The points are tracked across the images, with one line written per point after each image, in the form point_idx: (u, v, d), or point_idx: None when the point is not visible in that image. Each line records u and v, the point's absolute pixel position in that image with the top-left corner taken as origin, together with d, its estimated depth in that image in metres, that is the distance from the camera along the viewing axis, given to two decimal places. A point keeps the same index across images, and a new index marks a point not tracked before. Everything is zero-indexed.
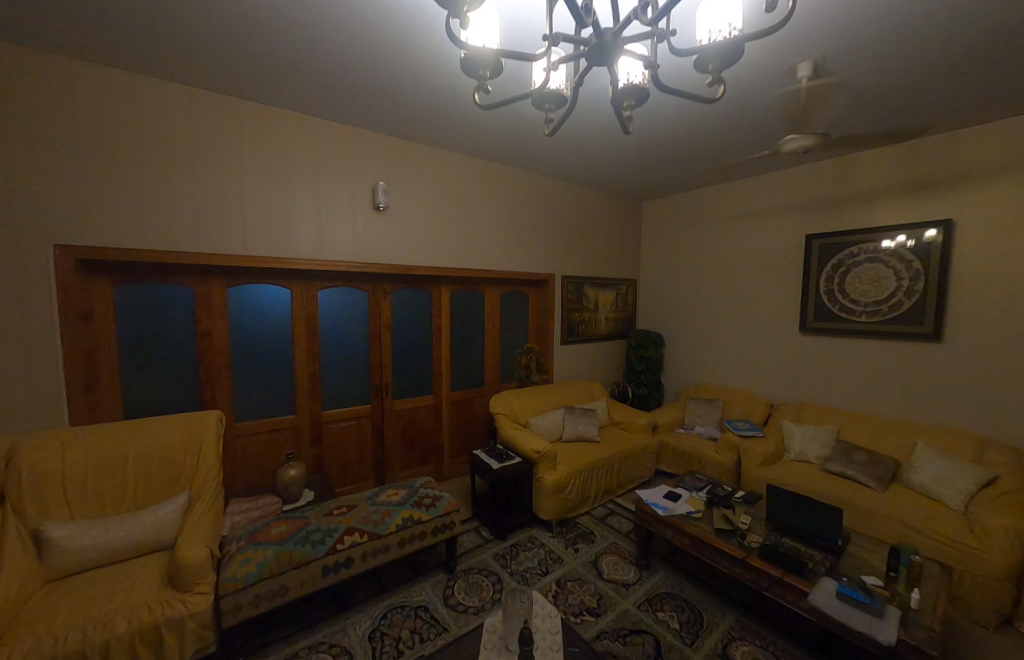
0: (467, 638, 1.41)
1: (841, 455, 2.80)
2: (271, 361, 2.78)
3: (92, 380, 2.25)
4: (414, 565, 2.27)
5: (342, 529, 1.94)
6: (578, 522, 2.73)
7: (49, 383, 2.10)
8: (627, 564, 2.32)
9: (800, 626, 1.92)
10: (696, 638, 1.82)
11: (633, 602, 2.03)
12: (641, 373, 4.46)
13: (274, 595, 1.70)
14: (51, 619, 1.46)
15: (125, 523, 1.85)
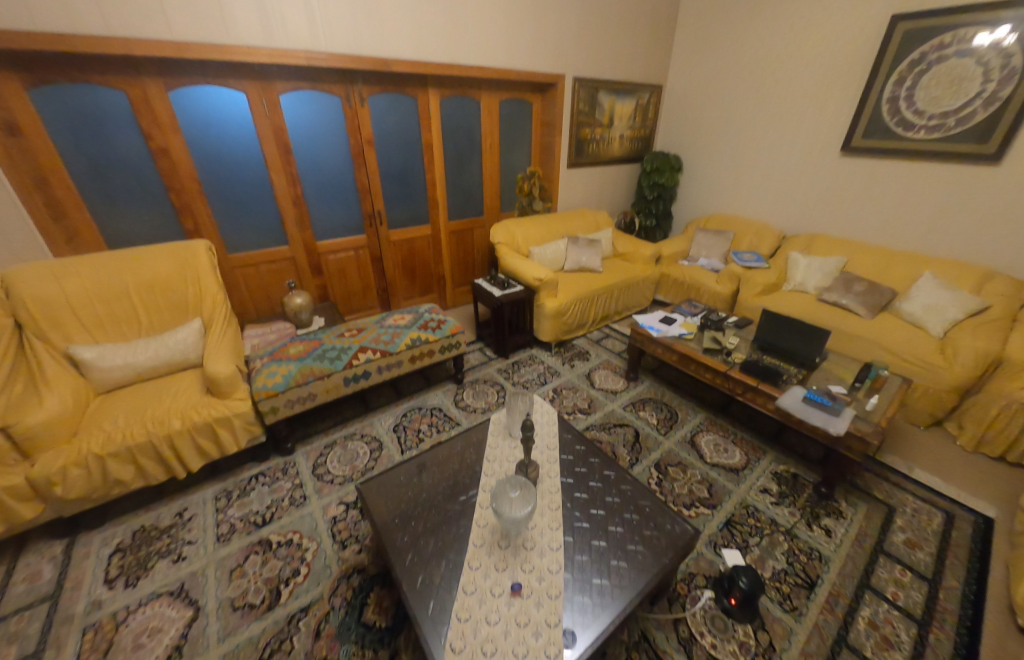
0: (476, 429, 1.66)
1: (841, 286, 2.81)
2: (248, 187, 2.51)
3: (57, 207, 2.05)
4: (428, 377, 2.54)
5: (356, 348, 2.07)
6: (576, 343, 2.94)
7: (9, 210, 1.91)
8: (617, 376, 2.59)
9: (758, 421, 2.26)
10: (670, 429, 2.16)
11: (619, 404, 2.34)
12: (651, 203, 4.16)
13: (305, 399, 1.93)
14: (116, 421, 1.69)
15: (151, 347, 1.96)
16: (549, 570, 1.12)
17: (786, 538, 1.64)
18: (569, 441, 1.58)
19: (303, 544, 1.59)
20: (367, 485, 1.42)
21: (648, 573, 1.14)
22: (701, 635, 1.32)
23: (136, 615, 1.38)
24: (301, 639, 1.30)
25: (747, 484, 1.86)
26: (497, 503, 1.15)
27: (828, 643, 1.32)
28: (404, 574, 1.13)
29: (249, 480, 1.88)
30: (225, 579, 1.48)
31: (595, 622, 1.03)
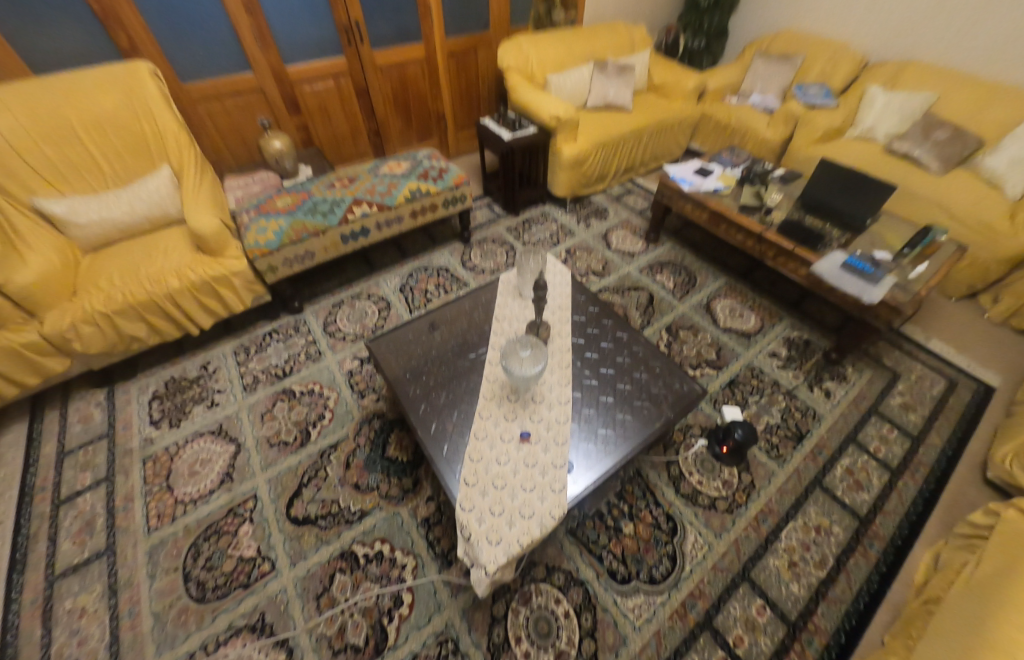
0: (485, 289, 1.57)
1: (918, 133, 2.33)
2: None
3: None
4: (432, 237, 2.37)
5: (349, 200, 1.85)
6: (593, 200, 2.64)
7: None
8: (636, 238, 2.39)
9: (781, 287, 2.15)
10: (686, 294, 2.07)
11: (636, 266, 2.20)
12: (704, 16, 3.24)
13: (304, 258, 1.81)
14: (111, 280, 1.62)
15: (124, 200, 1.77)
16: (557, 421, 1.16)
17: (785, 397, 1.70)
18: (582, 302, 1.51)
19: (324, 393, 1.69)
20: (376, 341, 1.41)
21: (653, 425, 1.18)
22: (690, 474, 1.47)
23: (186, 449, 1.56)
24: (333, 468, 1.47)
25: (757, 348, 1.86)
26: (509, 370, 1.12)
27: (803, 483, 1.46)
28: (418, 422, 1.19)
29: (264, 336, 1.91)
30: (258, 421, 1.62)
31: (599, 464, 1.10)
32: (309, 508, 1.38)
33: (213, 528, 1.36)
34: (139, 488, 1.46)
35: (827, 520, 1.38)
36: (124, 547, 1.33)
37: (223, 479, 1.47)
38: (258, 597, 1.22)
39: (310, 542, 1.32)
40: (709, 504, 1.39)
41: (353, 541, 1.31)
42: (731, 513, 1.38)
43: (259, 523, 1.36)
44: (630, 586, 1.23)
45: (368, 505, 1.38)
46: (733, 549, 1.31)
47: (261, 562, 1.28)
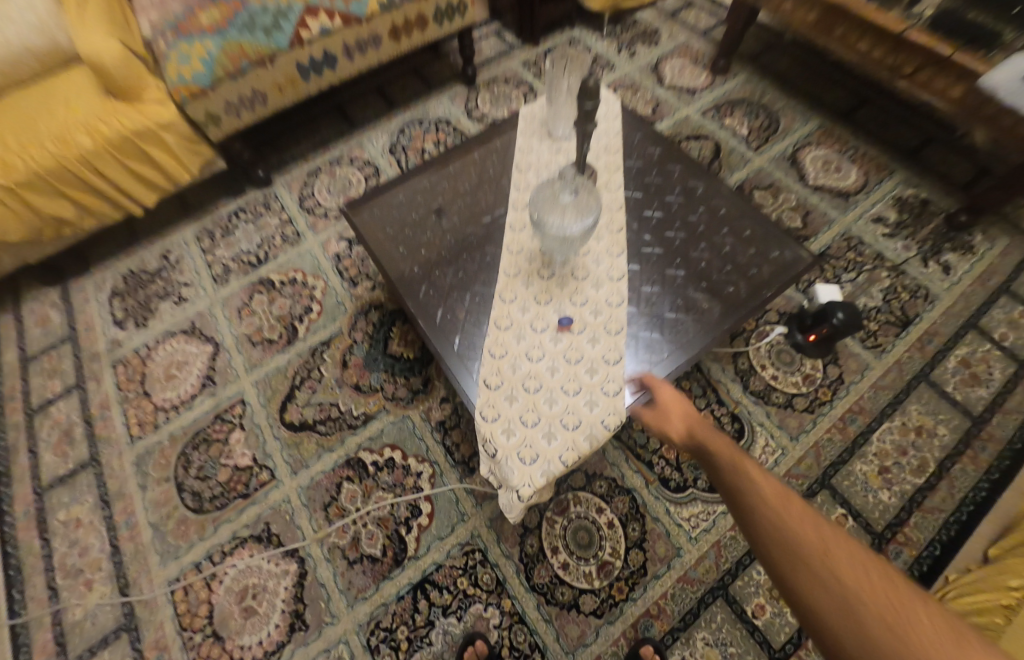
0: (499, 130, 1.13)
1: None
2: None
3: None
4: (425, 80, 1.79)
5: (299, 6, 1.25)
6: (640, 19, 1.94)
7: None
8: (698, 69, 1.77)
9: (894, 130, 1.59)
10: (764, 143, 1.56)
11: (697, 109, 1.65)
12: None
13: (252, 105, 1.34)
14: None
15: None
16: (607, 303, 0.84)
17: (890, 274, 1.31)
18: (638, 142, 1.06)
19: (308, 282, 1.38)
20: (355, 206, 1.04)
21: (745, 307, 0.84)
22: (762, 368, 1.18)
23: (159, 351, 1.33)
24: (328, 368, 1.24)
25: (856, 212, 1.42)
26: (540, 232, 0.77)
27: (904, 377, 1.17)
28: (418, 309, 0.89)
29: (229, 216, 1.55)
30: (235, 317, 1.35)
31: (666, 360, 0.80)
32: (305, 413, 1.18)
33: (202, 436, 1.19)
34: (114, 395, 1.28)
35: (931, 420, 1.12)
36: (109, 457, 1.19)
37: (205, 383, 1.26)
38: (261, 507, 1.09)
39: (311, 449, 1.14)
40: (785, 403, 1.13)
41: (359, 448, 1.13)
42: (813, 412, 1.12)
43: (251, 429, 1.18)
44: (685, 494, 1.03)
45: (372, 408, 1.17)
46: (811, 454, 1.08)
47: (259, 471, 1.13)
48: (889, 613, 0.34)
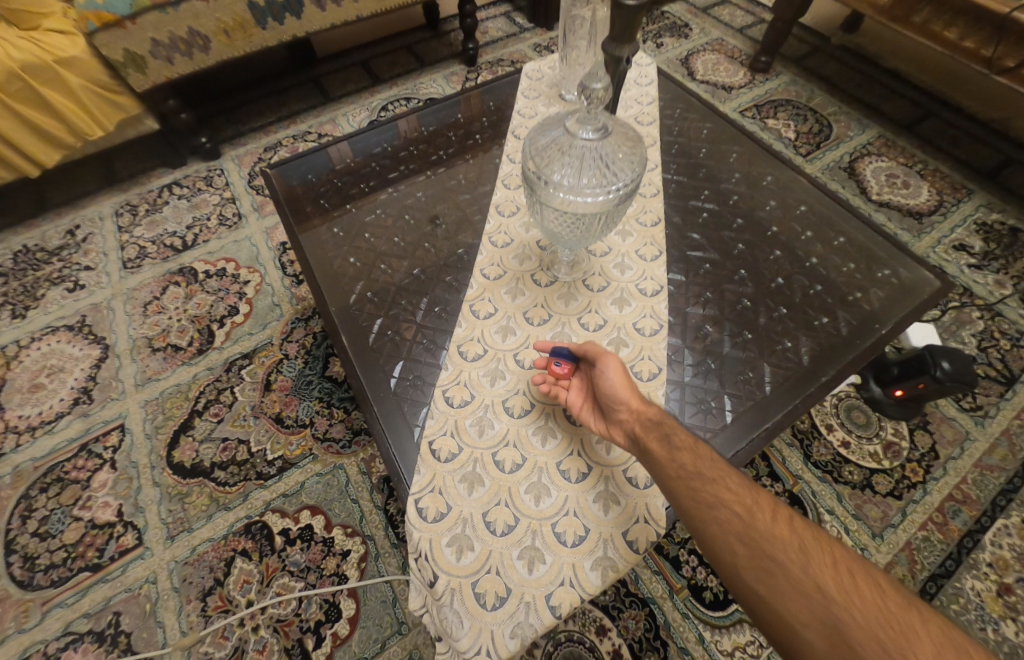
0: (494, 91, 0.86)
1: None
2: None
3: None
4: (418, 56, 1.54)
5: None
6: (667, 12, 1.72)
7: None
8: (735, 66, 1.53)
9: (971, 146, 1.34)
10: (815, 149, 1.30)
11: (735, 107, 1.40)
12: None
13: (189, 50, 1.07)
14: None
15: None
16: (636, 328, 0.54)
17: (983, 316, 1.03)
18: (678, 114, 0.79)
19: (239, 276, 1.08)
20: (287, 169, 0.75)
21: (852, 350, 0.54)
22: (828, 430, 0.88)
23: (30, 351, 1.01)
24: (244, 391, 0.92)
25: (932, 236, 1.14)
26: (540, 210, 0.45)
27: (1020, 455, 0.86)
28: (344, 320, 0.58)
29: (160, 192, 1.26)
30: (139, 314, 1.04)
31: (733, 428, 0.49)
32: (202, 452, 0.86)
33: (55, 474, 0.86)
34: None
35: None
36: None
37: (78, 399, 0.94)
38: (112, 589, 0.75)
39: (199, 505, 0.81)
40: (861, 483, 0.82)
41: (267, 509, 0.80)
42: (899, 498, 0.81)
43: (124, 470, 0.85)
44: (727, 613, 0.71)
45: (294, 452, 0.85)
46: (904, 561, 0.76)
47: (122, 532, 0.80)
48: (866, 613, 0.26)
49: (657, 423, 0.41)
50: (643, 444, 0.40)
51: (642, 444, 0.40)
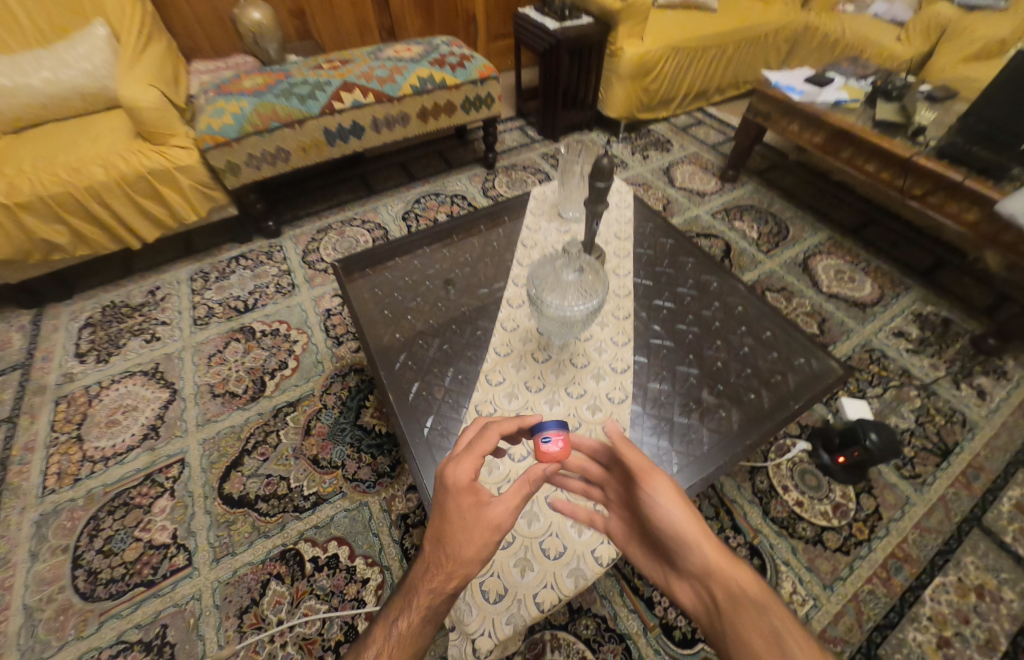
0: (510, 207, 1.12)
1: None
2: None
3: None
4: (447, 159, 1.88)
5: (338, 83, 1.37)
6: (653, 130, 2.09)
7: None
8: (708, 176, 1.85)
9: (909, 249, 1.58)
10: (774, 247, 1.56)
11: (707, 210, 1.69)
12: None
13: (274, 161, 1.38)
14: (19, 166, 1.20)
15: (44, 66, 1.29)
16: (608, 398, 0.72)
17: (920, 394, 1.20)
18: (649, 232, 1.03)
19: (290, 336, 1.30)
20: (349, 263, 0.99)
21: (771, 420, 0.72)
22: (784, 490, 1.02)
23: (110, 391, 1.21)
24: (288, 434, 1.09)
25: (875, 324, 1.35)
26: (539, 313, 0.67)
27: (954, 520, 0.99)
28: (390, 381, 0.78)
29: (229, 262, 1.53)
30: (203, 364, 1.25)
31: (678, 477, 0.65)
32: (249, 486, 1.02)
33: (122, 499, 1.01)
34: (43, 437, 1.12)
35: (994, 579, 0.92)
36: (9, 511, 1.01)
37: (147, 435, 1.11)
38: (162, 603, 0.87)
39: (242, 532, 0.95)
40: (813, 538, 0.95)
41: (300, 538, 0.94)
42: (847, 554, 0.93)
43: (180, 498, 1.01)
44: (693, 651, 0.81)
45: (327, 489, 1.00)
46: (851, 611, 0.86)
47: (174, 554, 0.93)
48: None
49: (755, 612, 0.36)
50: (740, 632, 0.36)
51: (741, 634, 0.36)
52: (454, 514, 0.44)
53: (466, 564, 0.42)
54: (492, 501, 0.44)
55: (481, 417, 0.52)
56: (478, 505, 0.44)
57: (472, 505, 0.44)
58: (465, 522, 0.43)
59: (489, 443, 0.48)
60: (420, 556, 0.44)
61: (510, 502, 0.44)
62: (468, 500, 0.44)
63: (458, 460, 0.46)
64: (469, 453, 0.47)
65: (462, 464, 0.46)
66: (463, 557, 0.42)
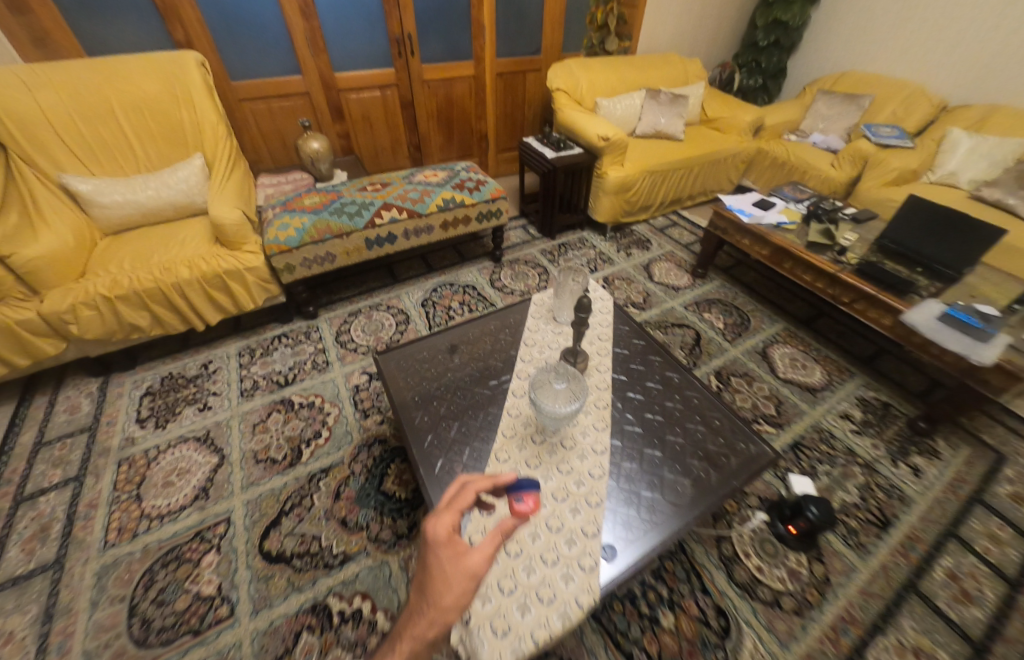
0: (515, 309, 1.41)
1: (1014, 179, 1.97)
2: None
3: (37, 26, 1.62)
4: (461, 253, 2.23)
5: (379, 204, 1.74)
6: (635, 230, 2.48)
7: None
8: (681, 271, 2.19)
9: (853, 340, 1.86)
10: (737, 336, 1.84)
11: (680, 302, 1.99)
12: (762, 53, 3.08)
13: (323, 261, 1.69)
14: (121, 265, 1.50)
15: (151, 185, 1.63)
16: (590, 474, 0.94)
17: (863, 471, 1.40)
18: (625, 334, 1.30)
19: (324, 408, 1.52)
20: (387, 355, 1.25)
21: (716, 494, 0.93)
22: (746, 556, 1.18)
23: (166, 454, 1.39)
24: (321, 498, 1.27)
25: (824, 407, 1.58)
26: (538, 408, 0.95)
27: (894, 587, 1.15)
28: (420, 456, 0.99)
29: (272, 340, 1.79)
30: (249, 432, 1.45)
31: (642, 540, 0.85)
32: (285, 544, 1.18)
33: (174, 554, 1.17)
34: (105, 495, 1.29)
35: (928, 642, 1.06)
36: (73, 563, 1.15)
37: (198, 495, 1.29)
38: (207, 651, 1.00)
39: (279, 586, 1.10)
40: (771, 600, 1.10)
41: (329, 592, 1.09)
42: (800, 615, 1.08)
43: (226, 554, 1.16)
44: None
45: (353, 548, 1.17)
46: None
47: (219, 605, 1.07)
48: None
49: None
50: None
51: None
52: (437, 563, 0.50)
53: (446, 611, 0.46)
54: (470, 550, 0.52)
55: (462, 475, 0.62)
56: (458, 554, 0.51)
57: (451, 555, 0.51)
58: (446, 571, 0.49)
59: (467, 498, 0.57)
60: (404, 609, 0.48)
61: (486, 551, 0.52)
62: (448, 551, 0.51)
63: (439, 513, 0.54)
64: (448, 509, 0.55)
65: (442, 519, 0.54)
66: (445, 604, 0.47)
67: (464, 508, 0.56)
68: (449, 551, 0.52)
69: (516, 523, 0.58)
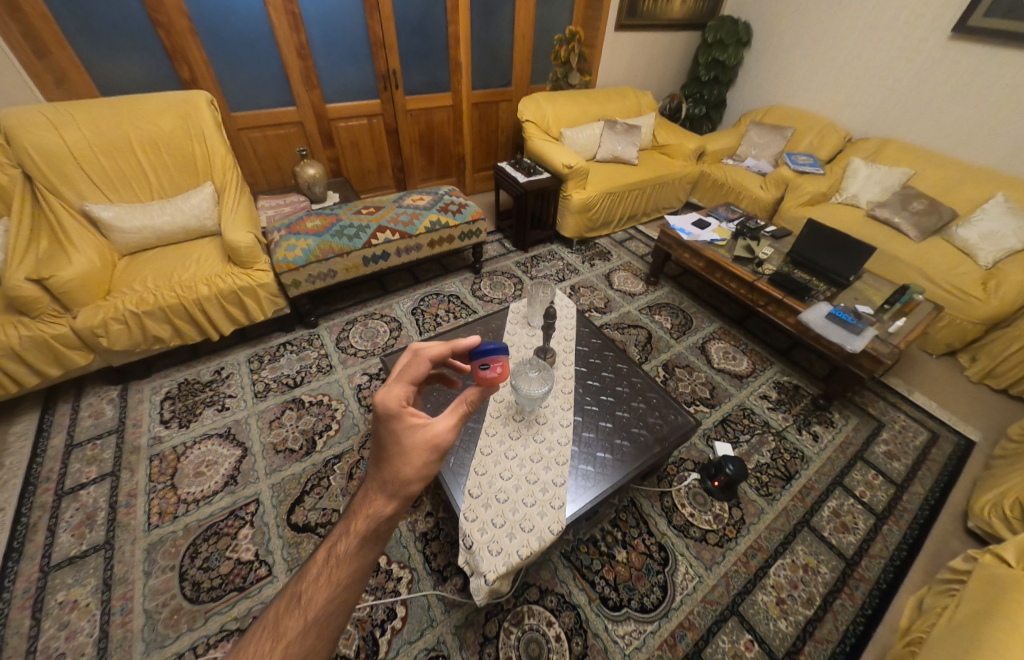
0: (496, 317, 1.69)
1: (897, 201, 2.43)
2: (249, 44, 2.10)
3: (58, 69, 1.79)
4: (444, 266, 2.50)
5: (374, 227, 1.99)
6: (598, 243, 2.82)
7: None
8: (637, 279, 2.55)
9: (774, 335, 2.25)
10: (682, 334, 2.20)
11: (635, 306, 2.34)
12: (704, 87, 3.54)
13: (326, 277, 1.92)
14: (144, 283, 1.68)
15: (167, 211, 1.82)
16: (558, 441, 1.23)
17: (775, 438, 1.76)
18: (586, 335, 1.61)
19: (332, 405, 1.75)
20: (392, 357, 1.51)
21: (649, 454, 1.24)
22: (682, 506, 1.51)
23: (193, 450, 1.59)
24: (336, 478, 1.51)
25: (748, 390, 1.95)
26: (516, 389, 1.24)
27: (791, 523, 1.50)
28: None
29: (278, 347, 2.00)
30: (266, 427, 1.67)
31: (594, 489, 1.15)
32: (310, 516, 1.41)
33: (213, 529, 1.38)
34: (142, 485, 1.48)
35: (814, 559, 1.41)
36: (122, 543, 1.34)
37: (228, 482, 1.50)
38: (252, 602, 1.23)
39: (308, 549, 1.34)
40: (699, 536, 1.43)
41: None
42: (722, 546, 1.41)
43: (259, 527, 1.38)
44: (619, 612, 1.24)
45: None
46: (722, 582, 1.33)
47: (258, 567, 1.30)
48: None
49: None
50: None
51: None
52: (394, 434, 0.62)
53: (409, 477, 0.59)
54: (421, 417, 0.63)
55: (414, 344, 0.68)
56: (412, 426, 0.62)
57: (407, 426, 0.62)
58: (404, 444, 0.61)
59: (418, 370, 0.66)
60: (365, 479, 0.60)
61: (444, 420, 0.63)
62: (403, 421, 0.63)
63: (389, 386, 0.65)
64: (399, 382, 0.66)
65: (393, 390, 0.65)
66: (406, 476, 0.59)
67: (412, 379, 0.66)
68: (402, 420, 0.63)
69: (475, 395, 0.70)
